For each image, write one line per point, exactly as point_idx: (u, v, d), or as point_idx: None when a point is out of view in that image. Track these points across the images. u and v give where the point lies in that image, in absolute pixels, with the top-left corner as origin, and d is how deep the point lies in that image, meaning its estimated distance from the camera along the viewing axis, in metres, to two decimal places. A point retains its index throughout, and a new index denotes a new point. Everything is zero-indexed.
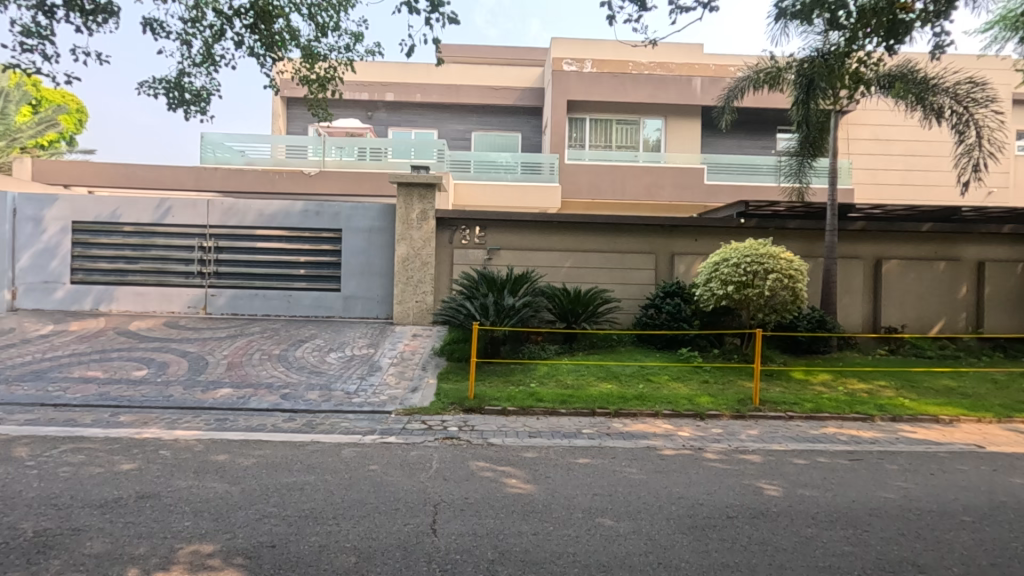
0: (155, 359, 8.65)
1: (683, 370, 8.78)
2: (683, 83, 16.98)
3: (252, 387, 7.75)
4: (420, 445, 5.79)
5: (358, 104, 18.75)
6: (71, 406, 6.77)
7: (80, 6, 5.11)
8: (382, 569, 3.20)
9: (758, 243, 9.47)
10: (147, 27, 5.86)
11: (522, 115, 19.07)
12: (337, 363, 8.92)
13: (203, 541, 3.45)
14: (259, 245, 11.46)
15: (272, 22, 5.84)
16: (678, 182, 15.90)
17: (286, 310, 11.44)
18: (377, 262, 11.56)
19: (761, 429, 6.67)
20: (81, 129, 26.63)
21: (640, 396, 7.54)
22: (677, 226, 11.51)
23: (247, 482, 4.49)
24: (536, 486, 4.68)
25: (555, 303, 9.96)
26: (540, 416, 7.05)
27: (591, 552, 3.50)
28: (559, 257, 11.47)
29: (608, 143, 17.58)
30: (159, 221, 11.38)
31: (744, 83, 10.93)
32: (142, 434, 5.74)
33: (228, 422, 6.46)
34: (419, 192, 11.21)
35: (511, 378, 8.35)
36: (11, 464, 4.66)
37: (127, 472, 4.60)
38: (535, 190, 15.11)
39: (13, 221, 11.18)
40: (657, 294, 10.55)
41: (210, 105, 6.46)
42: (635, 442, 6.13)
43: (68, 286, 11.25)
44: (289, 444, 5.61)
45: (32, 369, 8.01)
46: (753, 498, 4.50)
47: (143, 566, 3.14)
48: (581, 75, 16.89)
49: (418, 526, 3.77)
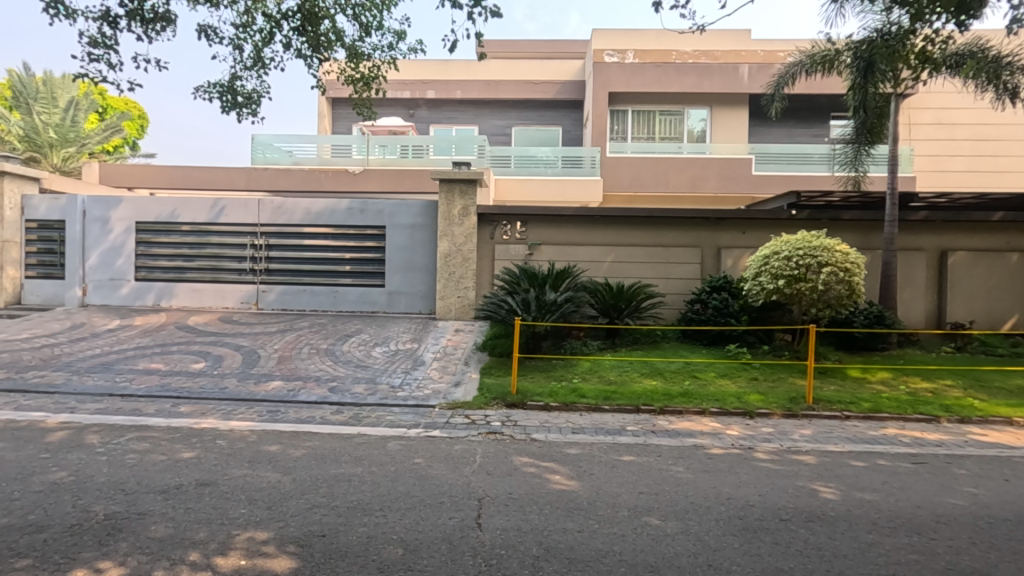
0: (212, 353, 9.04)
1: (731, 367, 8.52)
2: (729, 71, 16.45)
3: (301, 380, 8.00)
4: (464, 439, 5.84)
5: (400, 102, 19.02)
6: (136, 396, 7.16)
7: (142, 16, 5.35)
8: (429, 562, 3.23)
9: (811, 235, 9.07)
10: (202, 34, 6.09)
11: (562, 108, 18.89)
12: (382, 357, 9.11)
13: (257, 529, 3.57)
14: (307, 242, 11.80)
15: (319, 24, 5.96)
16: (724, 174, 15.44)
17: (333, 305, 11.75)
18: (419, 258, 11.71)
19: (814, 429, 6.40)
20: (143, 134, 28.08)
21: (686, 394, 7.36)
22: (724, 219, 11.16)
23: (298, 473, 4.63)
24: (580, 483, 4.64)
25: (598, 298, 9.85)
26: (583, 412, 6.99)
27: (638, 552, 3.43)
28: (600, 251, 11.33)
29: (650, 135, 17.22)
30: (214, 220, 11.88)
31: (796, 68, 10.45)
32: (201, 424, 6.01)
33: (280, 413, 6.69)
34: (460, 188, 11.28)
35: (554, 374, 8.31)
36: (83, 450, 4.96)
37: (187, 460, 4.82)
38: (576, 184, 14.96)
39: (83, 222, 11.87)
40: (702, 288, 10.27)
41: (261, 107, 6.68)
42: (681, 440, 6.00)
43: (132, 283, 11.89)
44: (336, 437, 5.76)
45: (101, 361, 8.51)
46: (808, 500, 4.32)
47: (203, 551, 3.27)
48: (623, 66, 16.59)
49: (463, 520, 3.79)
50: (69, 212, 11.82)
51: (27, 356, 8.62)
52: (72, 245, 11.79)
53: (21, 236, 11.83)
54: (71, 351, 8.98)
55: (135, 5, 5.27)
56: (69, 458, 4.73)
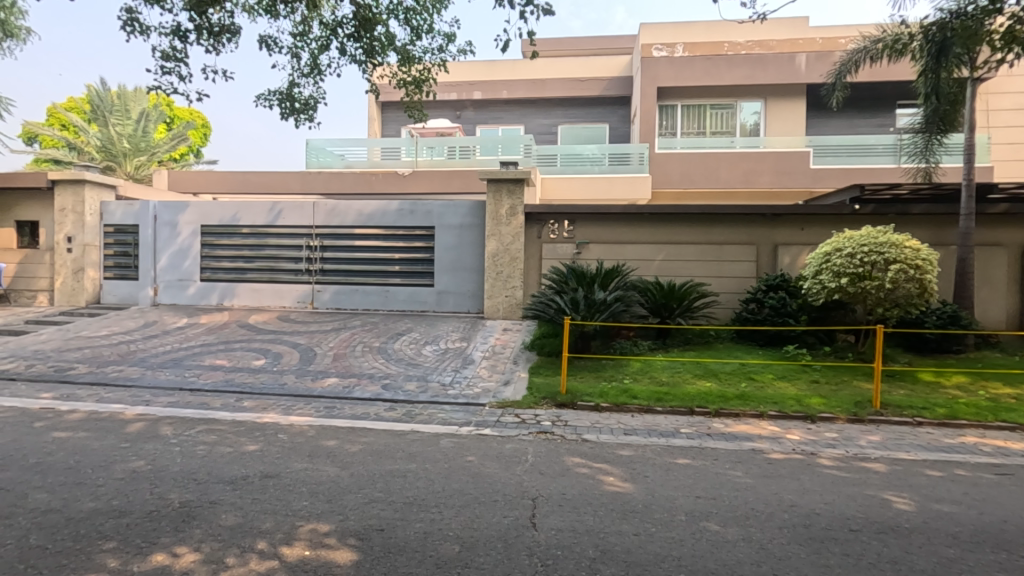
0: (272, 350, 9.42)
1: (790, 369, 8.19)
2: (784, 61, 15.83)
3: (355, 377, 8.23)
4: (515, 438, 5.85)
5: (448, 104, 19.27)
6: (203, 391, 7.55)
7: (209, 29, 5.61)
8: (485, 560, 3.25)
9: (877, 230, 8.60)
10: (263, 44, 6.34)
11: (610, 105, 18.66)
12: (432, 355, 9.25)
13: (319, 521, 3.69)
14: (359, 243, 12.12)
15: (372, 29, 6.10)
16: (779, 168, 14.86)
17: (383, 304, 12.02)
18: (467, 258, 11.83)
19: (883, 436, 6.07)
20: (206, 141, 29.59)
21: (742, 396, 7.13)
22: (780, 215, 10.73)
23: (356, 468, 4.76)
24: (634, 485, 4.56)
25: (648, 297, 9.66)
26: (635, 413, 6.88)
27: (697, 558, 3.34)
28: (650, 250, 11.12)
29: (701, 129, 16.78)
30: (272, 222, 12.39)
31: (860, 55, 9.96)
32: (263, 419, 6.27)
33: (336, 409, 6.90)
34: (508, 187, 11.32)
35: (604, 374, 8.22)
36: (158, 441, 5.27)
37: (252, 453, 5.03)
38: (624, 182, 14.75)
39: (154, 226, 12.61)
40: (758, 287, 9.91)
41: (317, 113, 6.90)
42: (738, 444, 5.80)
43: (197, 283, 12.53)
44: (390, 433, 5.89)
45: (172, 357, 9.02)
46: (879, 511, 4.09)
47: (270, 540, 3.41)
48: (672, 60, 16.22)
49: (518, 520, 3.80)
50: (142, 217, 12.59)
51: (106, 352, 9.23)
52: (145, 248, 12.54)
53: (100, 240, 12.68)
54: (145, 347, 9.55)
55: (203, 19, 5.54)
56: (146, 448, 5.03)
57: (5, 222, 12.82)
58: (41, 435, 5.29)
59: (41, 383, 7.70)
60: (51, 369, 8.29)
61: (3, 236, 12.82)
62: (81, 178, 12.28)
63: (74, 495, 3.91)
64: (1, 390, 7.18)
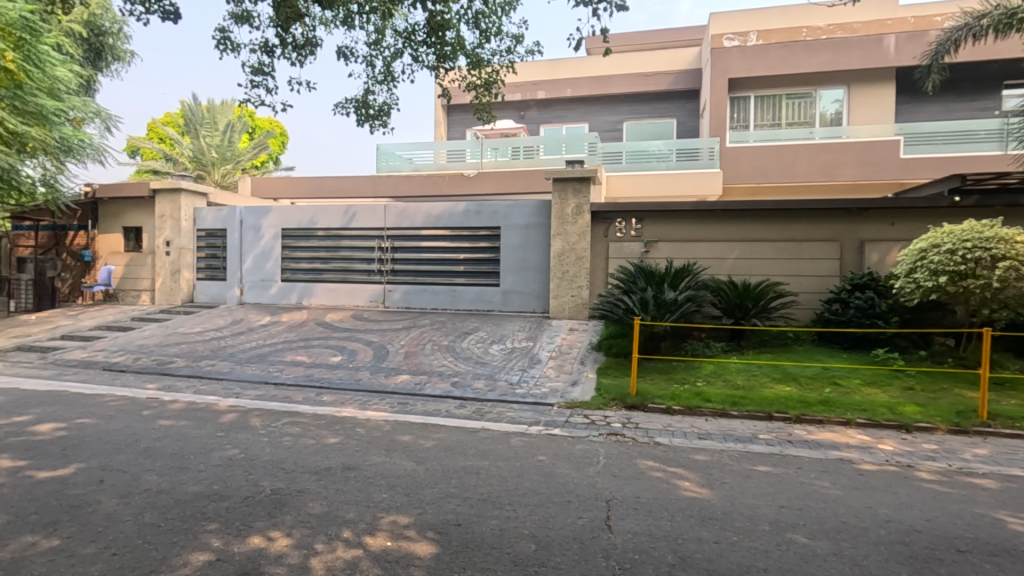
0: (347, 347, 9.85)
1: (880, 374, 7.63)
2: (870, 44, 14.78)
3: (426, 374, 8.46)
4: (585, 439, 5.81)
5: (512, 104, 19.40)
6: (287, 385, 8.00)
7: (292, 43, 5.93)
8: (561, 560, 3.24)
9: (981, 224, 7.85)
10: (340, 55, 6.63)
11: (677, 99, 18.13)
12: (500, 354, 9.34)
13: (399, 513, 3.82)
14: (427, 244, 12.43)
15: (443, 35, 6.23)
16: (865, 159, 13.91)
17: (451, 304, 12.27)
18: (532, 258, 11.86)
19: (991, 450, 5.54)
20: (285, 149, 31.32)
21: (826, 402, 6.72)
22: (868, 209, 10.03)
23: (430, 463, 4.89)
24: (712, 491, 4.41)
25: (721, 297, 9.31)
26: (709, 417, 6.65)
27: (785, 571, 3.18)
28: (723, 248, 10.71)
29: (776, 120, 15.98)
30: (347, 225, 12.94)
31: (960, 33, 9.13)
32: (342, 413, 6.57)
33: (409, 405, 7.11)
34: (574, 186, 11.26)
35: (674, 376, 7.99)
36: (249, 431, 5.64)
37: (333, 445, 5.28)
38: (693, 178, 14.27)
39: (240, 230, 13.48)
40: (842, 286, 9.32)
41: (390, 118, 7.13)
42: (824, 452, 5.48)
43: (279, 283, 13.29)
44: (462, 430, 6.00)
45: (258, 353, 9.62)
46: (990, 531, 3.74)
47: (354, 529, 3.56)
48: (745, 49, 15.53)
49: (593, 521, 3.77)
50: (230, 222, 13.51)
51: (200, 347, 9.98)
52: (233, 250, 13.45)
53: (193, 244, 13.70)
54: (234, 343, 10.24)
55: (287, 35, 5.85)
56: (239, 437, 5.39)
57: (114, 228, 14.13)
58: (149, 423, 5.79)
59: (147, 374, 8.44)
60: (154, 363, 9.06)
61: (112, 241, 14.15)
62: (178, 187, 13.33)
63: (180, 478, 4.25)
64: (114, 381, 7.92)
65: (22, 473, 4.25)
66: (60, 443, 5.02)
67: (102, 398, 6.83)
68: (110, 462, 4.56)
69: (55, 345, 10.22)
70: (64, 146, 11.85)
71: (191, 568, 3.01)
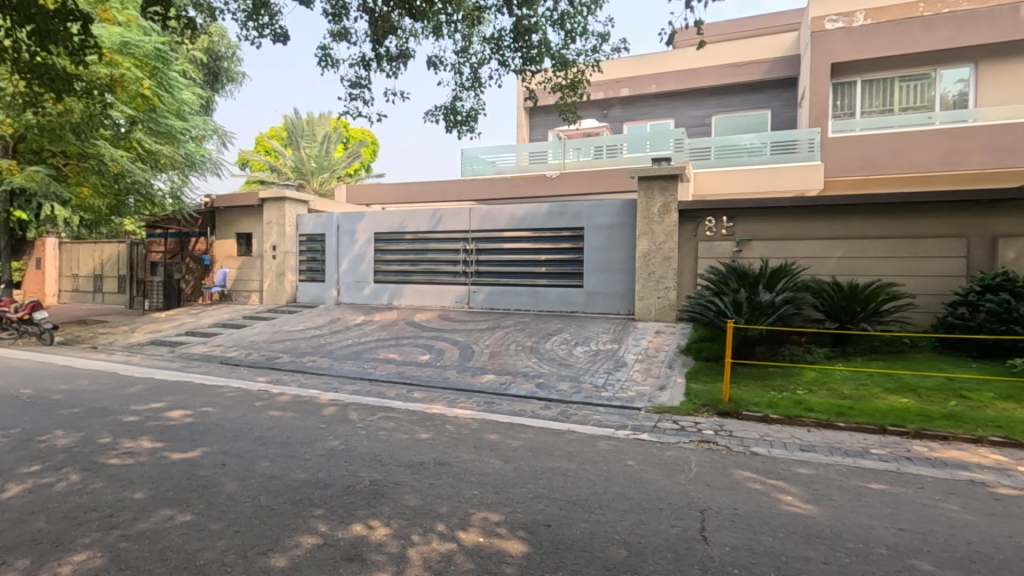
0: (435, 346, 10.19)
1: (1018, 387, 6.75)
2: (1003, 14, 13.17)
3: (511, 374, 8.56)
4: (675, 446, 5.62)
5: (594, 103, 19.21)
6: (380, 381, 8.41)
7: (387, 55, 6.23)
8: (655, 568, 3.16)
9: None
10: (430, 65, 6.88)
11: (772, 89, 17.11)
12: (584, 356, 9.27)
13: (490, 510, 3.89)
14: (511, 246, 12.59)
15: (530, 38, 6.28)
16: (996, 144, 12.39)
17: (534, 305, 12.33)
18: (617, 258, 11.66)
19: None
20: (376, 157, 32.99)
21: (951, 415, 6.05)
22: (1001, 201, 8.93)
23: (518, 462, 4.94)
24: (818, 507, 4.11)
25: (824, 299, 8.65)
26: (811, 428, 6.21)
27: None
28: (825, 246, 9.96)
29: (887, 106, 14.62)
30: (434, 228, 13.41)
31: None
32: (432, 410, 6.80)
33: (495, 405, 7.23)
34: (660, 184, 10.94)
35: (771, 383, 7.53)
36: (348, 424, 5.99)
37: (425, 441, 5.48)
38: (790, 172, 13.38)
39: (337, 234, 14.36)
40: (970, 288, 8.35)
41: (477, 123, 7.30)
42: (950, 472, 4.94)
43: (371, 284, 14.01)
44: (548, 431, 6.01)
45: (353, 350, 10.20)
46: None
47: (448, 523, 3.67)
48: (850, 31, 14.38)
49: (687, 531, 3.64)
50: (328, 227, 14.45)
51: (302, 344, 10.74)
52: (331, 254, 14.37)
53: (295, 248, 14.76)
54: (332, 340, 10.93)
55: (383, 48, 6.16)
56: (339, 429, 5.74)
57: (229, 234, 15.55)
58: (261, 413, 6.31)
59: (257, 368, 9.21)
60: (264, 358, 9.87)
61: (228, 246, 15.59)
62: (283, 196, 14.44)
63: (289, 465, 4.60)
64: (230, 373, 8.72)
65: (159, 454, 4.79)
66: (188, 428, 5.60)
67: (221, 388, 7.53)
68: (230, 447, 5.02)
69: (181, 340, 11.42)
70: (190, 161, 13.29)
71: (302, 549, 3.24)
